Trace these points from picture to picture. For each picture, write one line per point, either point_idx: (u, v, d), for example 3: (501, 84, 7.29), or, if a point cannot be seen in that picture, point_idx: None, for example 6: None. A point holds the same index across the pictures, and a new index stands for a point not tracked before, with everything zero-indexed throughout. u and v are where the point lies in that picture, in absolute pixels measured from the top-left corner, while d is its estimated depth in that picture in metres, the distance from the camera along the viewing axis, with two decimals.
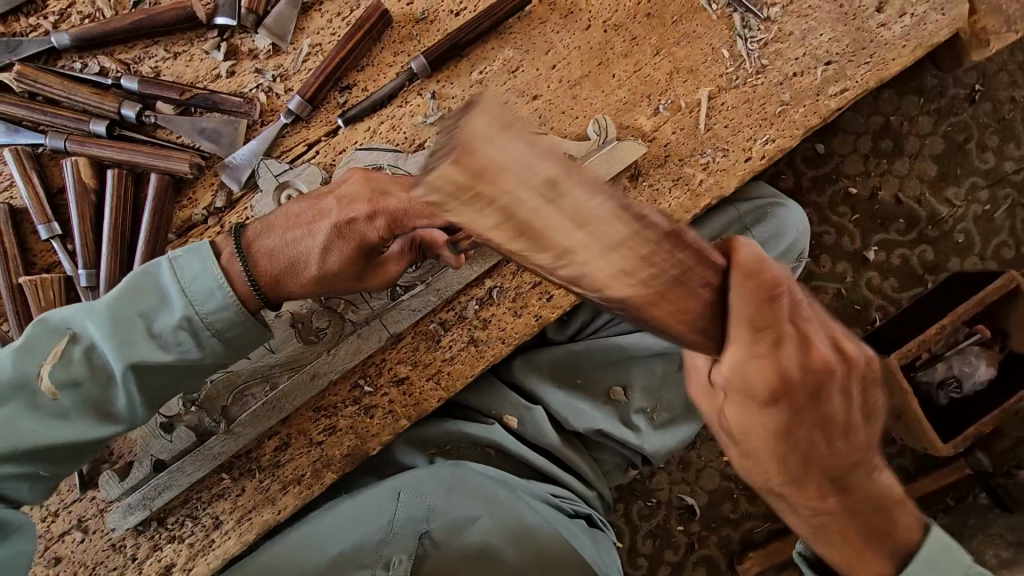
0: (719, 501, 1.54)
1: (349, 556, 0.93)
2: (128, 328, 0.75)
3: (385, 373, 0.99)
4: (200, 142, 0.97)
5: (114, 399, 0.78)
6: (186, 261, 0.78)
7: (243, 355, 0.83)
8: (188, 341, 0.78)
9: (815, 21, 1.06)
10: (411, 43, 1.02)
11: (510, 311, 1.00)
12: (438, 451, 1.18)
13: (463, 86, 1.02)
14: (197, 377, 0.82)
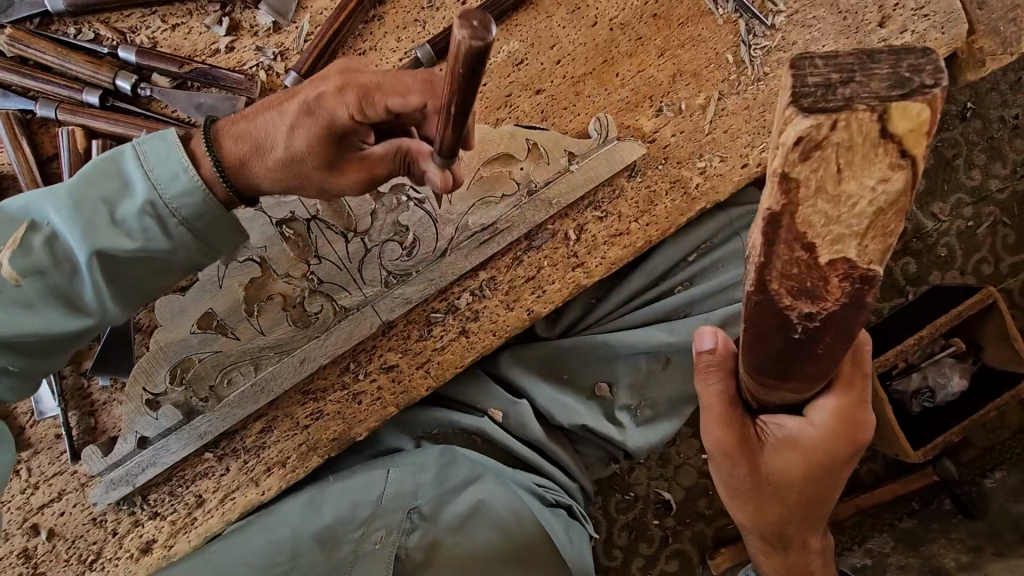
0: (695, 497, 1.58)
1: (335, 525, 0.93)
2: (90, 213, 0.73)
3: (376, 360, 1.00)
4: (197, 117, 0.96)
5: (81, 289, 0.76)
6: (150, 146, 0.75)
7: (213, 248, 0.80)
8: (155, 229, 0.75)
9: (818, 32, 1.07)
10: (415, 30, 1.01)
11: (502, 304, 1.01)
12: (427, 436, 1.20)
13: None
14: (166, 271, 0.80)
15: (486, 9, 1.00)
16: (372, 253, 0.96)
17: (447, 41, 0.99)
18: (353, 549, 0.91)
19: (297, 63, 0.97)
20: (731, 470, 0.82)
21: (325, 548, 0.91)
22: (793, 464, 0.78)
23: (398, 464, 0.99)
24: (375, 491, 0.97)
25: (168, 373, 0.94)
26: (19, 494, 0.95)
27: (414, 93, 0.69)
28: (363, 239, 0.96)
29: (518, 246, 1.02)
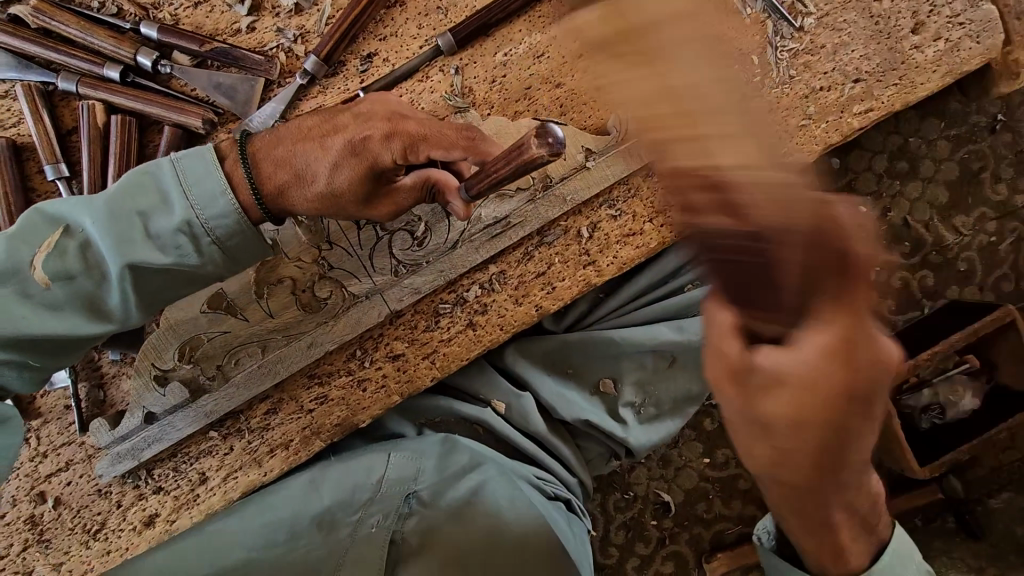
0: (694, 500, 1.58)
1: (336, 506, 0.95)
2: (125, 226, 0.77)
3: (382, 348, 1.00)
4: (216, 97, 0.96)
5: (108, 296, 0.79)
6: (188, 165, 0.80)
7: (240, 265, 0.85)
8: (187, 246, 0.79)
9: (848, 36, 1.05)
10: (438, 13, 1.00)
11: (510, 299, 1.01)
12: (430, 423, 1.21)
13: (486, 65, 1.01)
14: (192, 284, 0.84)
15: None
16: (383, 241, 0.96)
17: (468, 28, 0.98)
18: (349, 531, 0.92)
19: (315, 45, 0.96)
20: (767, 434, 0.66)
21: (324, 527, 0.94)
22: (803, 406, 0.62)
23: (401, 450, 1.00)
24: (376, 475, 0.97)
25: (177, 350, 0.95)
26: (28, 462, 0.97)
27: (456, 149, 0.86)
28: (375, 227, 0.96)
29: (529, 241, 1.01)
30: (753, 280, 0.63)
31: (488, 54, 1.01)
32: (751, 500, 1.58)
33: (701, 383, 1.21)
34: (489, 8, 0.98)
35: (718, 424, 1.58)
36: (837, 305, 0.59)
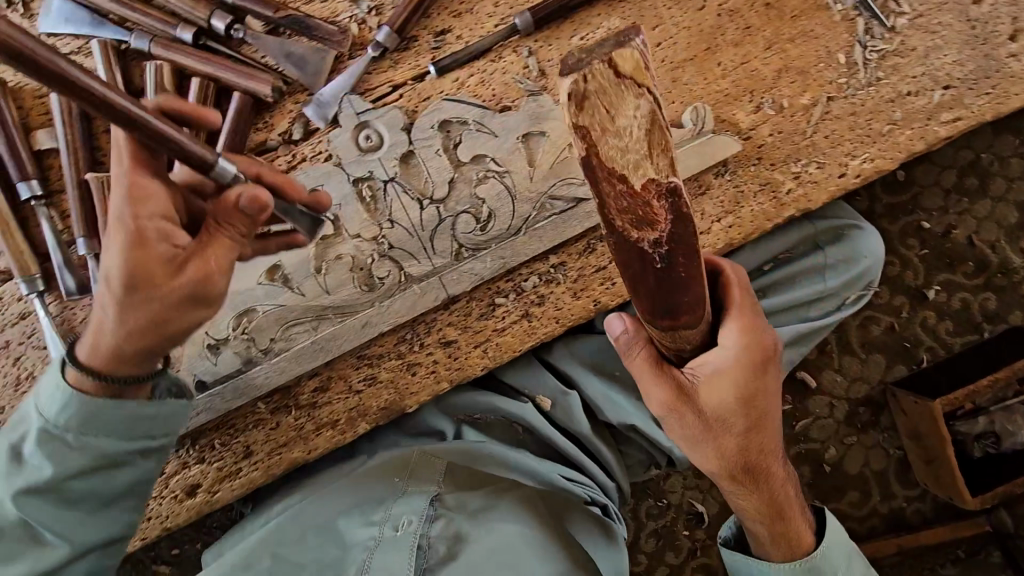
0: (729, 513, 1.54)
1: (356, 510, 1.00)
2: (10, 449, 0.74)
3: (434, 333, 0.98)
4: (285, 66, 0.94)
5: (35, 468, 0.72)
6: (49, 375, 0.74)
7: (140, 412, 0.74)
8: (57, 397, 0.71)
9: (941, 40, 0.99)
10: (102, 270, 0.67)
11: (569, 292, 0.98)
12: (468, 419, 1.18)
13: (154, 311, 0.67)
14: (110, 424, 0.72)
15: (139, 217, 0.65)
16: (445, 224, 0.93)
17: (124, 271, 0.65)
18: (374, 537, 0.95)
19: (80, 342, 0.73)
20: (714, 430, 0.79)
21: (345, 538, 0.97)
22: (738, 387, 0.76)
23: (426, 451, 1.07)
24: (401, 476, 1.04)
25: (231, 320, 0.94)
26: None
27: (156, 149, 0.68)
28: (438, 208, 0.93)
29: (593, 234, 0.98)
30: (680, 281, 0.62)
31: (166, 291, 0.67)
32: None
33: None
34: (126, 211, 0.66)
35: None
36: (749, 311, 0.77)
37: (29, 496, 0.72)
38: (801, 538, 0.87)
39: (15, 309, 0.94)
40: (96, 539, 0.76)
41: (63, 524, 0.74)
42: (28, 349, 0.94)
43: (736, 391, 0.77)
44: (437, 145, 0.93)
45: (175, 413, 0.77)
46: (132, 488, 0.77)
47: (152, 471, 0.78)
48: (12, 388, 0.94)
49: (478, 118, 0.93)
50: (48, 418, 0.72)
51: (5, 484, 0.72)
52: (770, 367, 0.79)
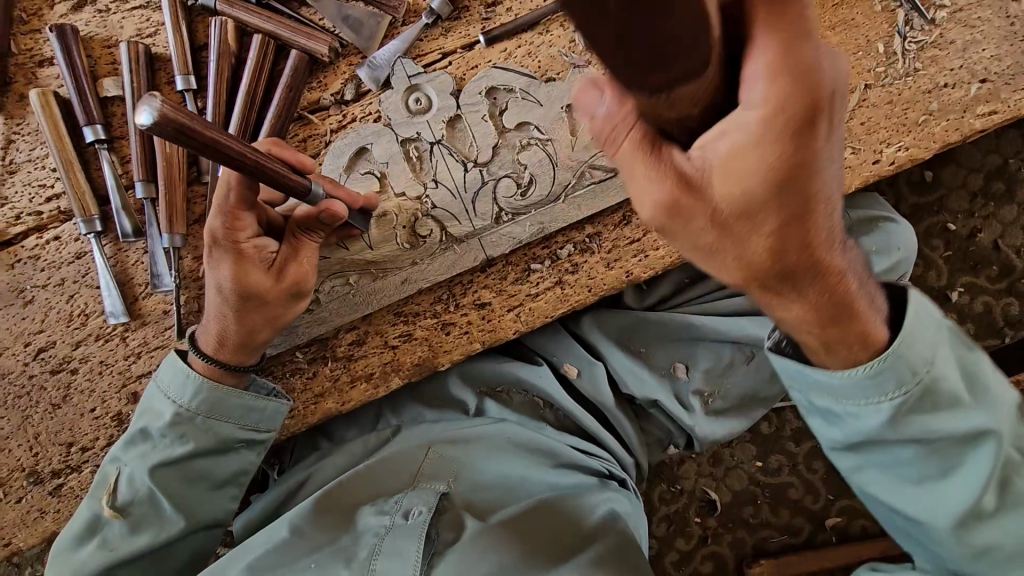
0: (741, 503, 1.55)
1: (373, 503, 1.06)
2: (140, 448, 0.91)
3: (470, 295, 1.00)
4: (341, 29, 0.98)
5: (167, 449, 0.90)
6: (168, 374, 0.91)
7: (254, 419, 0.92)
8: (176, 438, 0.90)
9: (980, 34, 1.01)
10: (213, 282, 0.88)
11: (603, 262, 1.00)
12: (490, 390, 1.21)
13: (266, 315, 0.90)
14: (233, 420, 0.91)
15: (238, 241, 0.86)
16: (487, 187, 0.97)
17: (236, 284, 0.86)
18: (386, 525, 0.99)
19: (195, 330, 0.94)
20: (741, 236, 0.63)
21: (359, 526, 1.02)
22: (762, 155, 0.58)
23: (438, 449, 1.13)
24: (413, 473, 1.10)
25: None
26: (122, 360, 0.99)
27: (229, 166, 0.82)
28: (482, 171, 0.97)
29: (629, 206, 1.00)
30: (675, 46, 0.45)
31: (273, 295, 0.89)
32: (799, 511, 1.54)
33: (772, 383, 1.20)
34: (226, 238, 0.85)
35: (775, 428, 1.55)
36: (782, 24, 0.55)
37: (164, 468, 0.89)
38: (867, 327, 0.68)
39: (72, 248, 0.99)
40: (208, 521, 0.94)
41: (185, 500, 0.90)
42: (83, 287, 0.99)
43: (763, 170, 0.59)
44: (483, 111, 0.97)
45: (276, 411, 0.94)
46: (238, 475, 0.94)
47: (254, 464, 0.95)
48: (66, 323, 0.99)
49: (525, 87, 0.97)
50: (183, 403, 0.90)
51: (142, 459, 0.90)
52: (823, 127, 0.59)
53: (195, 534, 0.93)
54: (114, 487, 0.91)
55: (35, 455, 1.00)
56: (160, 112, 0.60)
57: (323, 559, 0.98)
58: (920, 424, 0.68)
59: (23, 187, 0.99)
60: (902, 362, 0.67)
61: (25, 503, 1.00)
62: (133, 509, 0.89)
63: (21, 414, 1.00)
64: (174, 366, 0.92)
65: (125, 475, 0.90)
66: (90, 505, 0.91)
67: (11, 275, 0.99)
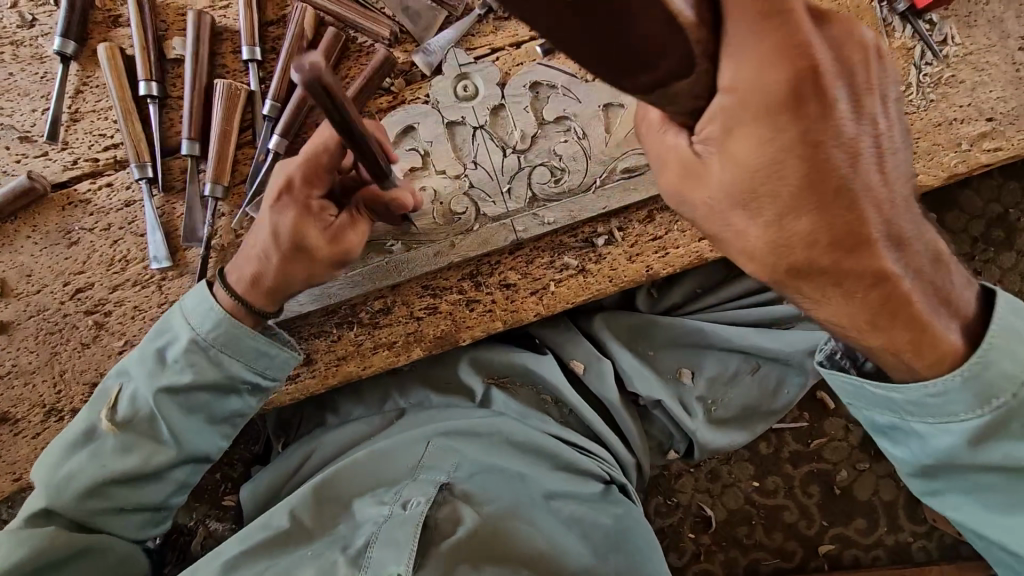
0: (736, 522, 1.55)
1: (373, 493, 1.06)
2: (150, 363, 0.94)
3: (496, 275, 1.04)
4: (401, 17, 1.06)
5: (173, 373, 0.93)
6: (193, 299, 0.96)
7: (261, 365, 0.96)
8: (188, 362, 0.93)
9: (989, 77, 1.09)
10: (270, 224, 0.92)
11: (625, 255, 1.04)
12: (496, 380, 1.23)
13: (309, 270, 0.94)
14: (240, 362, 0.94)
15: (310, 197, 0.92)
16: (523, 172, 1.03)
17: (294, 235, 0.91)
18: (385, 515, 0.99)
19: (229, 271, 0.96)
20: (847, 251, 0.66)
21: (358, 515, 1.03)
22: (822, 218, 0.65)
23: (438, 442, 1.11)
24: (412, 464, 1.08)
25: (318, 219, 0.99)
26: (156, 307, 1.03)
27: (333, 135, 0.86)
28: (519, 157, 1.03)
29: (654, 204, 1.05)
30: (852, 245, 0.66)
31: (322, 255, 0.92)
32: (793, 535, 1.55)
33: (773, 397, 1.23)
34: (300, 191, 0.91)
35: (773, 449, 1.57)
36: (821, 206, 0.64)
37: (166, 393, 0.93)
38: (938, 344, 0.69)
39: (122, 196, 1.04)
40: (196, 453, 0.97)
41: (179, 428, 0.94)
42: (128, 233, 1.04)
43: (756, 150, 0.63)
44: (526, 103, 1.04)
45: (281, 359, 0.96)
46: (232, 414, 0.98)
47: (252, 409, 0.98)
48: (107, 267, 1.03)
49: (566, 84, 1.04)
50: (201, 333, 0.93)
51: (151, 379, 0.93)
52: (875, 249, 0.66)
53: (184, 463, 0.96)
54: (115, 401, 0.95)
55: (57, 392, 1.02)
56: (310, 65, 0.61)
57: (317, 546, 0.99)
58: (994, 449, 0.72)
59: (83, 134, 1.05)
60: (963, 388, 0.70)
61: (41, 440, 1.02)
62: (132, 425, 0.94)
63: (51, 350, 1.02)
64: (201, 296, 0.96)
65: (129, 392, 0.95)
66: (90, 414, 0.95)
67: (61, 216, 1.03)
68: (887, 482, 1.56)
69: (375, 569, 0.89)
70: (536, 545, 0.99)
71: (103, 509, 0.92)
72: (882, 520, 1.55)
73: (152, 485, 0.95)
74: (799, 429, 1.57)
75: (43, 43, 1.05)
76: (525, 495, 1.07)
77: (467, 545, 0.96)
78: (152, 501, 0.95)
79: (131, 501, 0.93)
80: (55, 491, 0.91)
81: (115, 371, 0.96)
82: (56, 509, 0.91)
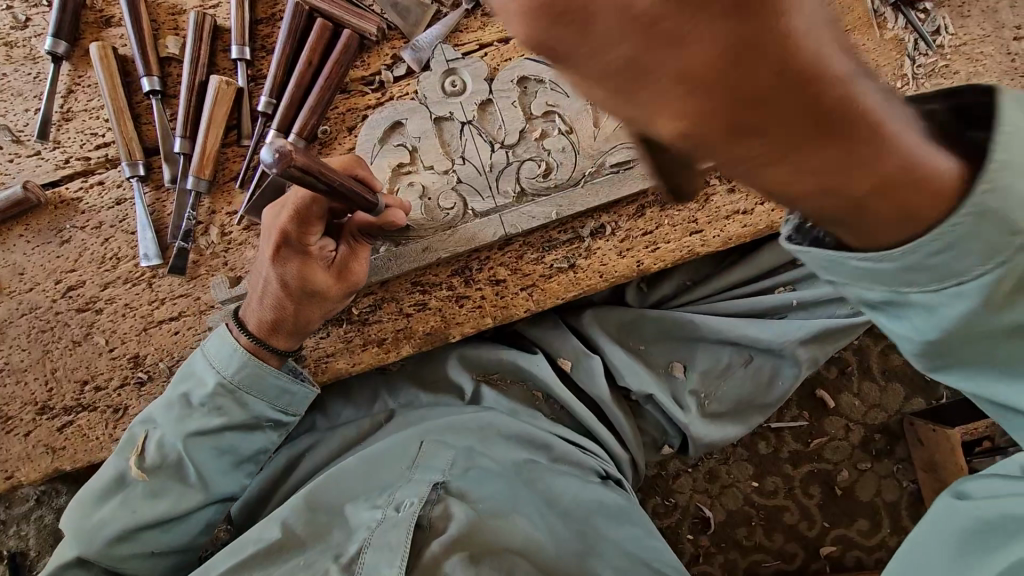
0: (735, 523, 1.53)
1: (367, 497, 1.04)
2: (178, 411, 0.93)
3: (485, 271, 1.04)
4: (389, 13, 1.06)
5: (201, 419, 0.93)
6: (213, 342, 0.95)
7: (289, 404, 0.97)
8: (218, 406, 0.93)
9: (983, 67, 1.08)
10: (275, 278, 0.91)
11: (616, 251, 1.03)
12: (486, 377, 1.22)
13: (323, 309, 0.95)
14: (268, 404, 0.96)
15: (307, 243, 0.90)
16: (512, 167, 1.03)
17: (301, 281, 0.91)
18: (378, 519, 0.97)
19: (241, 312, 0.98)
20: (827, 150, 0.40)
21: (352, 519, 1.00)
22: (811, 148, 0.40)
23: (431, 440, 1.10)
24: (409, 465, 1.07)
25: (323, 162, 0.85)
26: (147, 304, 1.03)
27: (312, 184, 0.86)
28: (507, 152, 1.03)
29: (644, 198, 1.04)
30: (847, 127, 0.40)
31: (332, 294, 0.93)
32: (793, 537, 1.53)
33: (766, 391, 1.23)
34: (298, 240, 0.90)
35: (772, 449, 1.55)
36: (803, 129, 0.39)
37: (194, 437, 0.92)
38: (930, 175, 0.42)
39: (113, 194, 1.05)
40: (224, 494, 0.97)
41: (209, 471, 0.94)
42: (118, 231, 1.04)
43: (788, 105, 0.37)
44: (514, 97, 1.04)
45: (304, 396, 0.98)
46: (260, 453, 0.98)
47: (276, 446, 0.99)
48: (98, 265, 1.04)
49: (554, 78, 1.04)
50: (226, 375, 0.93)
51: (179, 425, 0.93)
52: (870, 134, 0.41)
53: (212, 504, 0.96)
54: (142, 448, 0.94)
55: (48, 390, 1.02)
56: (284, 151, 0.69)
57: (312, 555, 0.96)
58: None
59: (76, 133, 1.06)
60: (996, 219, 0.43)
61: (32, 437, 1.02)
62: (160, 471, 0.93)
63: (43, 347, 1.03)
64: (223, 339, 0.95)
65: (156, 438, 0.94)
66: (116, 461, 0.94)
67: (54, 215, 1.04)
68: (889, 482, 1.54)
69: (367, 573, 0.88)
70: (534, 542, 0.95)
71: (136, 553, 0.91)
72: (885, 522, 1.53)
73: (182, 528, 0.94)
74: (798, 428, 1.55)
75: (36, 44, 1.06)
76: (526, 496, 1.04)
77: (463, 539, 0.92)
78: (185, 542, 0.95)
79: (163, 545, 0.93)
80: (85, 539, 0.91)
81: (140, 420, 0.95)
82: (89, 557, 0.91)
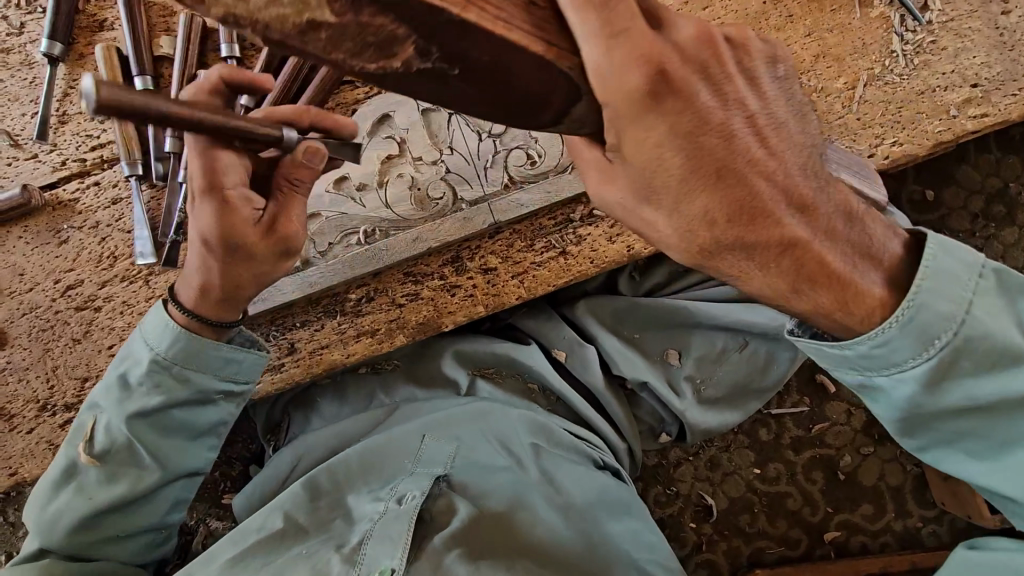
0: (737, 510, 1.53)
1: (370, 488, 1.05)
2: (117, 392, 0.94)
3: (476, 260, 1.05)
4: None
5: (139, 400, 0.93)
6: (146, 319, 0.95)
7: (227, 376, 0.96)
8: (158, 385, 0.93)
9: (972, 43, 1.07)
10: (201, 236, 0.87)
11: (605, 236, 1.04)
12: (483, 370, 1.23)
13: (256, 270, 0.91)
14: (208, 378, 0.95)
15: (227, 189, 0.84)
16: (500, 155, 1.04)
17: (224, 237, 0.86)
18: (380, 511, 0.97)
19: (178, 286, 0.96)
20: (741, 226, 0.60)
21: (355, 512, 1.01)
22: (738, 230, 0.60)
23: (431, 433, 1.10)
24: (410, 457, 1.07)
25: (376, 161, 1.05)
26: (144, 301, 1.04)
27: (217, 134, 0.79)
28: (495, 140, 1.05)
29: None
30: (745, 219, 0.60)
31: (259, 250, 0.88)
32: (797, 523, 1.52)
33: (762, 374, 1.22)
34: (215, 189, 0.83)
35: (774, 435, 1.54)
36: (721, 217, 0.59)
37: (138, 418, 0.93)
38: (863, 297, 0.62)
39: (109, 193, 1.07)
40: (184, 470, 0.99)
41: (163, 448, 0.95)
42: (115, 230, 1.06)
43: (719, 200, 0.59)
44: None
45: (252, 362, 0.97)
46: (216, 425, 0.99)
47: (232, 415, 1.00)
48: (95, 264, 1.05)
49: None
50: (160, 353, 0.93)
51: (120, 407, 0.93)
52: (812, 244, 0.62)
53: (175, 480, 0.98)
54: (89, 435, 0.95)
55: (50, 388, 1.04)
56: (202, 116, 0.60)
57: (313, 544, 0.95)
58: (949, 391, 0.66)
59: (72, 135, 1.08)
60: (924, 318, 0.62)
61: (36, 435, 1.04)
62: (110, 456, 0.93)
63: (43, 346, 1.04)
64: (157, 316, 0.95)
65: (102, 422, 0.95)
66: (66, 451, 0.95)
67: (52, 216, 1.06)
68: (893, 466, 1.53)
69: (369, 565, 0.88)
70: (537, 537, 0.97)
71: (99, 540, 0.94)
72: (889, 505, 1.52)
73: (146, 508, 0.97)
74: (800, 414, 1.54)
75: (31, 49, 1.09)
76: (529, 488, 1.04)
77: (464, 534, 0.93)
78: (152, 522, 0.97)
79: (131, 527, 0.96)
80: (46, 531, 0.93)
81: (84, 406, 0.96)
82: (51, 548, 0.93)
